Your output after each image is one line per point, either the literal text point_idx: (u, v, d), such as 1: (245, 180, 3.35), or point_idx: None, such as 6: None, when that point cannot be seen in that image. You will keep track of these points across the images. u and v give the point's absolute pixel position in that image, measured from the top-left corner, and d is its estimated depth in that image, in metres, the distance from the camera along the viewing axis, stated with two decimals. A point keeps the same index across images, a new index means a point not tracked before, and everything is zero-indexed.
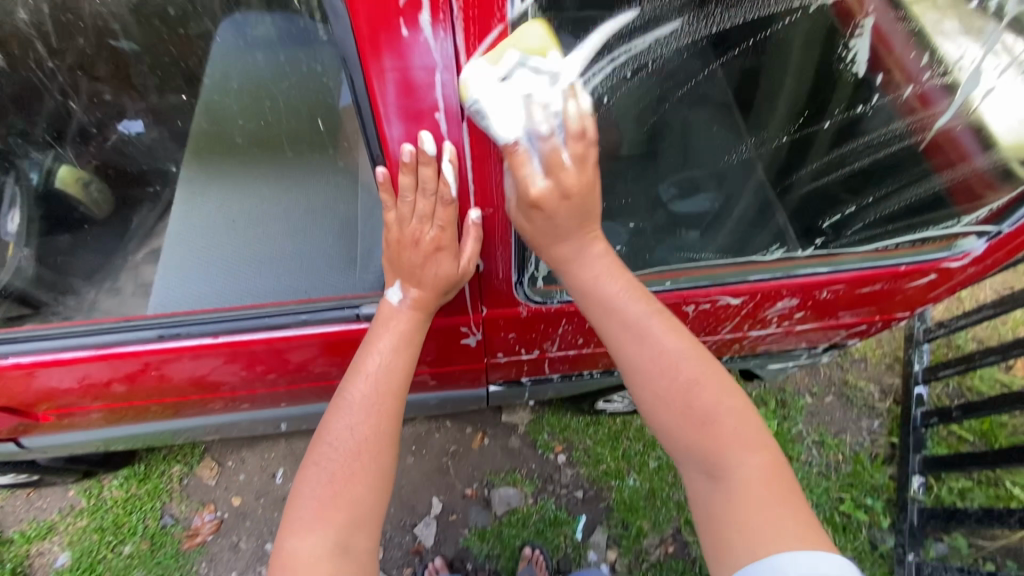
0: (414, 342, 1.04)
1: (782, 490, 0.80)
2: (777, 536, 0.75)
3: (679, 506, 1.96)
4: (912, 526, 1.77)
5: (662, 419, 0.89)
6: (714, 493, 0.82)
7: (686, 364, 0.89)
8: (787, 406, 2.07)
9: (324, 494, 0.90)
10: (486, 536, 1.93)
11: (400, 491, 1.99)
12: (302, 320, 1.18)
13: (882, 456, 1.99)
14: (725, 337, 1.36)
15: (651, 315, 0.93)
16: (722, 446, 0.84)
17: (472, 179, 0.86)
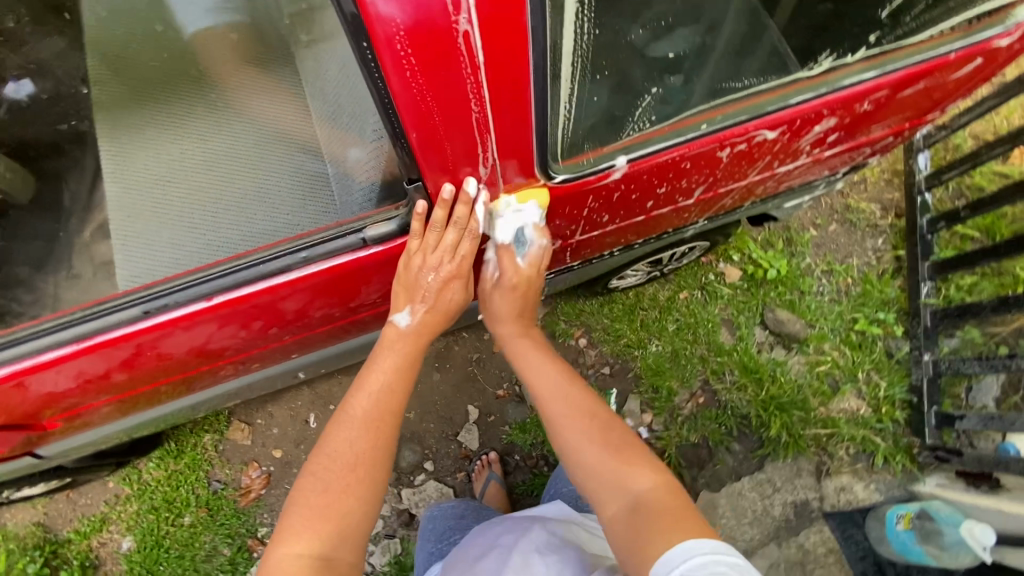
0: (410, 367, 1.12)
1: (677, 508, 0.89)
2: (670, 533, 0.82)
3: (704, 360, 1.97)
4: (926, 329, 1.85)
5: (562, 441, 1.04)
6: (618, 502, 0.93)
7: (571, 402, 1.08)
8: (794, 243, 2.06)
9: (315, 503, 0.93)
10: (527, 428, 1.99)
11: (435, 407, 2.02)
12: (302, 258, 1.05)
13: (890, 271, 2.02)
14: (750, 181, 1.28)
15: (559, 370, 1.14)
16: (613, 467, 0.97)
17: (475, 28, 0.69)
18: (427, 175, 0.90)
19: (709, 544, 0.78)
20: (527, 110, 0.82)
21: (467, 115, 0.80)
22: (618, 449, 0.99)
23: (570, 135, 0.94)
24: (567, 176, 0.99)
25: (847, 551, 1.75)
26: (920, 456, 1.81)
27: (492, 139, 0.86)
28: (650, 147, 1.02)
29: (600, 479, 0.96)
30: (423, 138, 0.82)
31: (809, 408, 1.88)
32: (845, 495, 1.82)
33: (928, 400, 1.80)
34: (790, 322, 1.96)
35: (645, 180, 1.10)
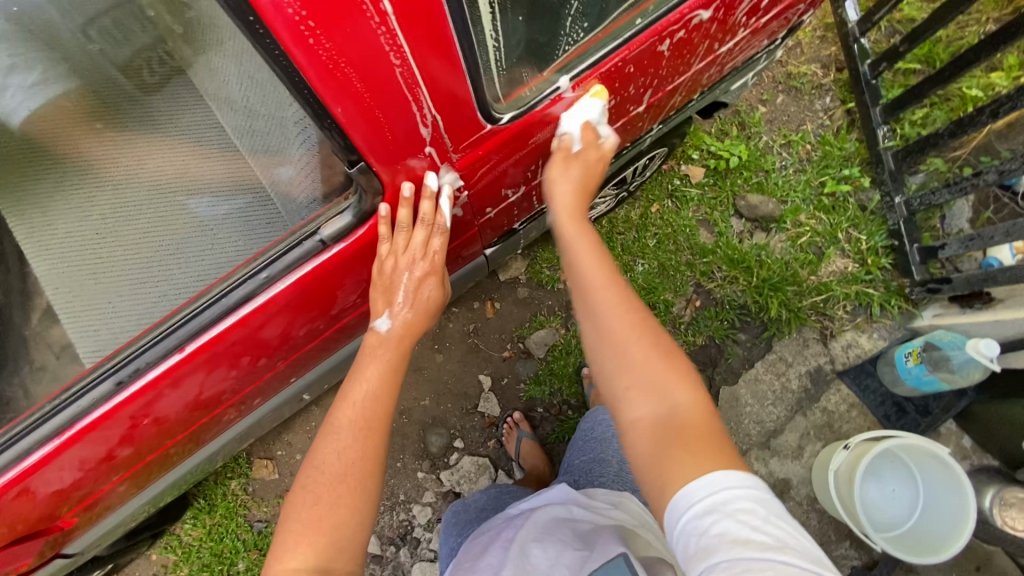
0: (396, 369, 1.08)
1: (706, 430, 0.83)
2: (697, 461, 0.78)
3: (691, 265, 1.99)
4: (892, 172, 1.87)
5: (603, 336, 0.93)
6: (654, 412, 0.86)
7: (624, 297, 0.96)
8: (748, 126, 2.06)
9: (308, 514, 0.91)
10: (542, 380, 2.01)
11: (449, 386, 2.02)
12: (264, 279, 0.99)
13: (845, 126, 2.03)
14: (695, 70, 1.24)
15: (604, 266, 1.01)
16: (657, 375, 0.88)
17: None
18: (365, 148, 0.83)
19: (735, 480, 0.74)
20: (449, 47, 0.76)
21: (388, 67, 0.73)
22: (665, 359, 0.90)
23: (506, 68, 0.90)
24: (513, 112, 0.95)
25: (867, 400, 1.83)
26: (913, 294, 1.84)
27: (423, 89, 0.79)
28: (590, 60, 0.99)
29: (637, 381, 0.88)
30: (347, 107, 0.75)
31: (799, 281, 1.93)
32: (853, 350, 1.88)
33: (908, 240, 1.84)
34: (762, 205, 1.99)
35: (594, 96, 1.06)
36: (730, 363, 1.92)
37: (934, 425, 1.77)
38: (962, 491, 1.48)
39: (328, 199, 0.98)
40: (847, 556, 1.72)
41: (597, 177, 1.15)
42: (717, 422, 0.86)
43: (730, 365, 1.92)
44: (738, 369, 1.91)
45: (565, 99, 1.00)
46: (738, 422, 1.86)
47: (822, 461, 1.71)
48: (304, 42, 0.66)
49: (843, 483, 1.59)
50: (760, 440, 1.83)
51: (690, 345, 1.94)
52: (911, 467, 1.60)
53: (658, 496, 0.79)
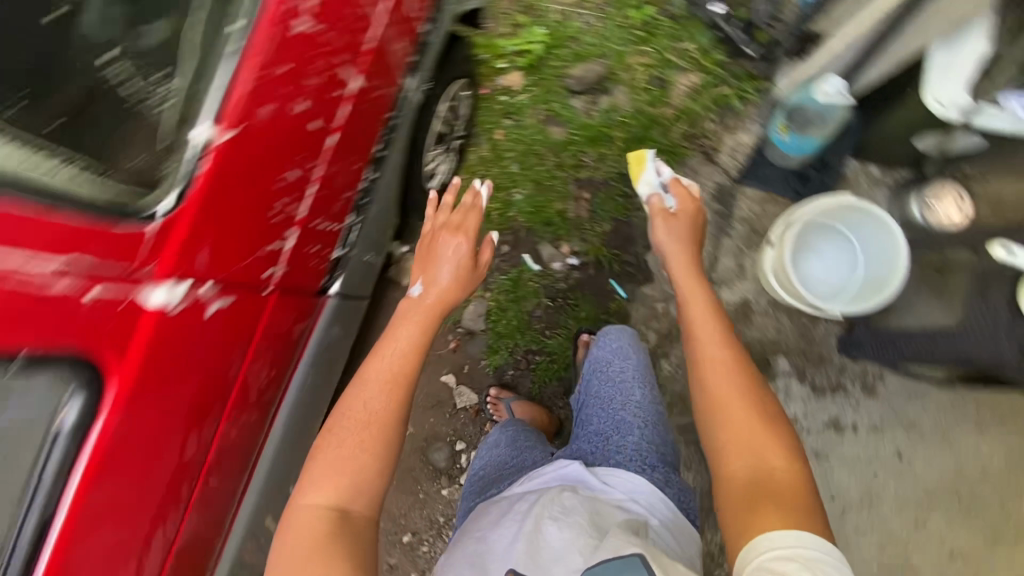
0: (427, 323, 1.31)
1: (797, 489, 1.10)
2: (779, 515, 1.01)
3: (560, 165, 1.96)
4: None
5: (717, 415, 1.23)
6: (754, 474, 1.13)
7: (739, 377, 1.25)
8: (534, 6, 1.94)
9: (331, 458, 1.12)
10: (497, 346, 1.99)
11: (422, 403, 2.00)
12: (46, 493, 0.86)
13: None
14: (379, 18, 1.12)
15: (717, 347, 1.30)
16: (761, 443, 1.17)
17: None
18: (44, 340, 0.79)
19: (808, 540, 0.95)
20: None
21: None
22: (771, 431, 1.18)
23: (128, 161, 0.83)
24: (174, 193, 0.86)
25: (773, 189, 1.82)
26: (761, 71, 1.83)
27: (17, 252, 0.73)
28: (216, 88, 0.88)
29: (739, 447, 1.17)
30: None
31: (659, 120, 1.89)
32: (738, 151, 1.87)
33: (726, 25, 1.79)
34: (588, 73, 1.94)
35: (264, 119, 0.96)
36: (643, 231, 1.91)
37: (838, 175, 1.78)
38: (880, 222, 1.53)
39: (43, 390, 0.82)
40: (827, 331, 1.77)
41: (693, 221, 1.57)
42: (806, 483, 1.12)
43: (644, 233, 1.91)
44: None
45: (225, 144, 0.90)
46: None
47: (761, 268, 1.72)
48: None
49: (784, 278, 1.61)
50: None
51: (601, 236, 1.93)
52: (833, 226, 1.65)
53: (739, 539, 1.03)
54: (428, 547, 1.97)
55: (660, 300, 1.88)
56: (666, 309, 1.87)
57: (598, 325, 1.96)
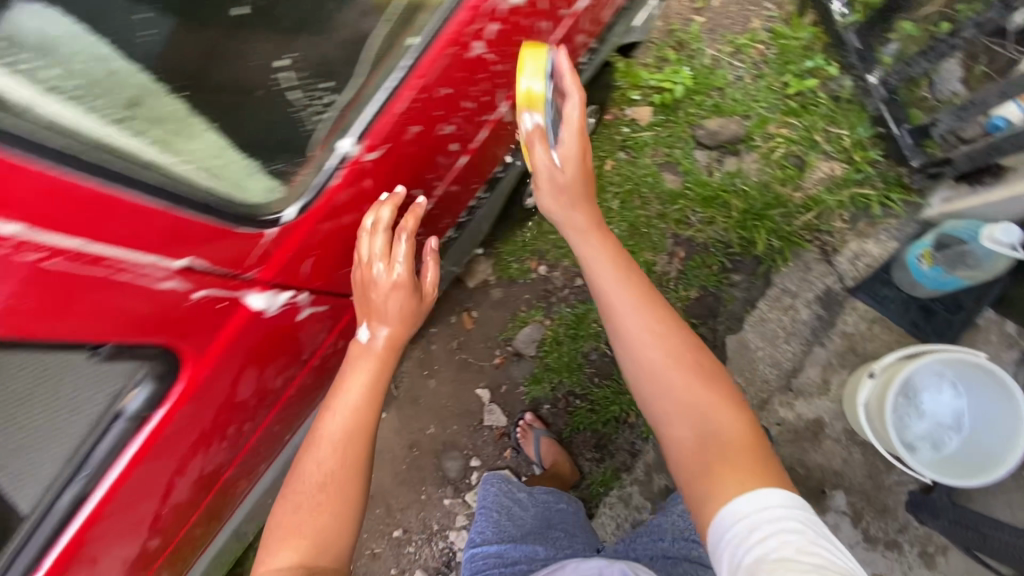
0: (706, 372, 0.92)
1: (751, 452, 0.83)
2: (737, 483, 0.78)
3: (663, 215, 1.81)
4: (859, 51, 1.63)
5: (641, 383, 0.94)
6: (720, 424, 0.86)
7: (670, 340, 0.95)
8: (686, 43, 1.83)
9: (304, 510, 0.92)
10: (540, 377, 1.91)
11: (449, 409, 1.95)
12: (88, 479, 0.89)
13: (797, 11, 1.79)
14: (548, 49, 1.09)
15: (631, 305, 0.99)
16: (705, 405, 0.88)
17: None
18: (87, 337, 0.72)
19: (778, 497, 0.75)
20: (74, 186, 0.62)
21: (26, 261, 0.61)
22: (704, 380, 0.90)
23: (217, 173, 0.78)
24: (298, 204, 0.87)
25: (889, 313, 1.63)
26: (913, 183, 1.62)
27: (88, 250, 0.66)
28: (371, 109, 0.88)
29: (688, 411, 0.89)
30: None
31: (783, 200, 1.73)
32: (858, 258, 1.68)
33: (894, 124, 1.59)
34: (724, 128, 1.78)
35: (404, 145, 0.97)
36: (730, 309, 1.75)
37: (968, 320, 1.58)
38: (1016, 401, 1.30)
39: (117, 369, 0.82)
40: (901, 482, 1.59)
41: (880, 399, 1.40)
42: (762, 441, 0.86)
43: (730, 311, 1.75)
44: (739, 313, 1.74)
45: (363, 162, 0.91)
46: (753, 371, 1.70)
47: (849, 391, 1.57)
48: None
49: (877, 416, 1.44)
50: (780, 381, 1.68)
51: (684, 301, 1.77)
52: (982, 391, 1.39)
53: (700, 508, 0.81)
54: (414, 548, 1.94)
55: None
56: None
57: None
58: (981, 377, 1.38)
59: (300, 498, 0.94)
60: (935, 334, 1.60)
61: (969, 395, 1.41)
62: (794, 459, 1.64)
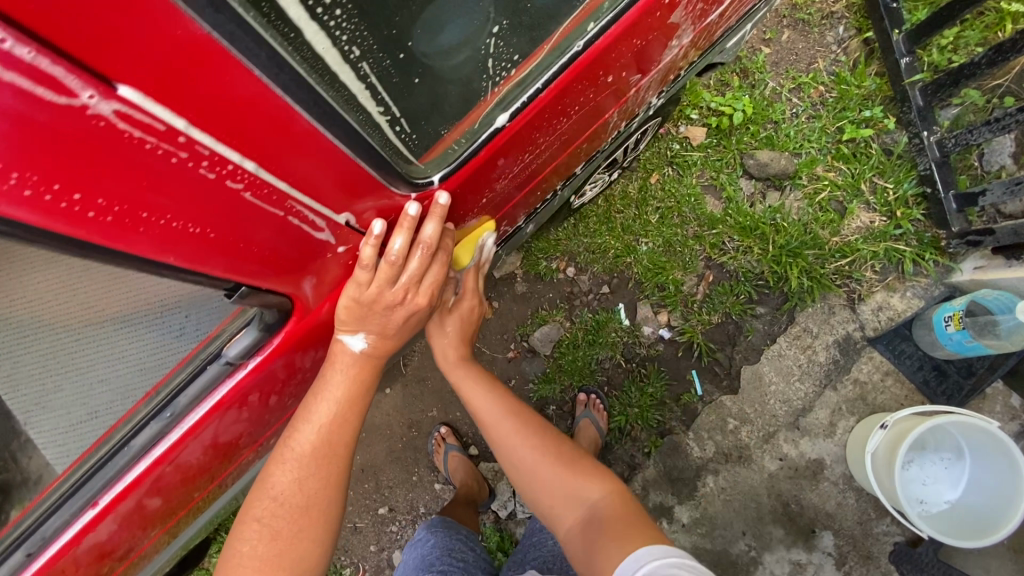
0: (618, 501, 0.98)
1: (625, 518, 0.93)
2: (620, 545, 0.85)
3: (699, 237, 1.81)
4: (920, 110, 1.66)
5: (538, 485, 1.04)
6: (585, 510, 0.97)
7: (579, 467, 1.04)
8: (750, 72, 1.84)
9: (266, 551, 0.90)
10: (551, 378, 1.87)
11: (454, 394, 1.93)
12: (168, 419, 0.98)
13: (863, 59, 1.81)
14: (666, 62, 1.10)
15: (512, 431, 1.11)
16: (563, 482, 1.02)
17: (204, 135, 0.53)
18: (227, 271, 0.68)
19: (672, 553, 0.80)
20: (295, 120, 0.58)
21: (223, 187, 0.59)
22: (568, 474, 1.03)
23: (399, 120, 0.72)
24: (439, 173, 0.82)
25: (906, 368, 1.67)
26: (949, 247, 1.66)
27: (278, 188, 0.64)
28: (528, 92, 0.85)
29: (561, 497, 1.01)
30: (136, 238, 0.57)
31: (821, 242, 1.75)
32: (881, 310, 1.71)
33: (942, 187, 1.63)
34: (774, 162, 1.78)
35: (540, 127, 0.94)
36: (750, 340, 1.77)
37: (978, 388, 1.62)
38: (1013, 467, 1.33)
39: (229, 312, 0.91)
40: (888, 532, 1.62)
41: (886, 454, 1.46)
42: (641, 516, 0.92)
43: (750, 342, 1.77)
44: (759, 345, 1.76)
45: (506, 138, 0.88)
46: (763, 403, 1.72)
47: (857, 438, 1.60)
48: (35, 196, 0.48)
49: (882, 466, 1.48)
50: (791, 418, 1.70)
51: (705, 323, 1.79)
52: (979, 448, 1.43)
53: (587, 565, 0.88)
54: (396, 528, 1.91)
55: (736, 416, 1.73)
56: (737, 429, 1.72)
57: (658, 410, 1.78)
58: (981, 438, 1.41)
59: (280, 523, 0.91)
60: (944, 395, 1.63)
61: (967, 450, 1.46)
62: (790, 495, 1.66)
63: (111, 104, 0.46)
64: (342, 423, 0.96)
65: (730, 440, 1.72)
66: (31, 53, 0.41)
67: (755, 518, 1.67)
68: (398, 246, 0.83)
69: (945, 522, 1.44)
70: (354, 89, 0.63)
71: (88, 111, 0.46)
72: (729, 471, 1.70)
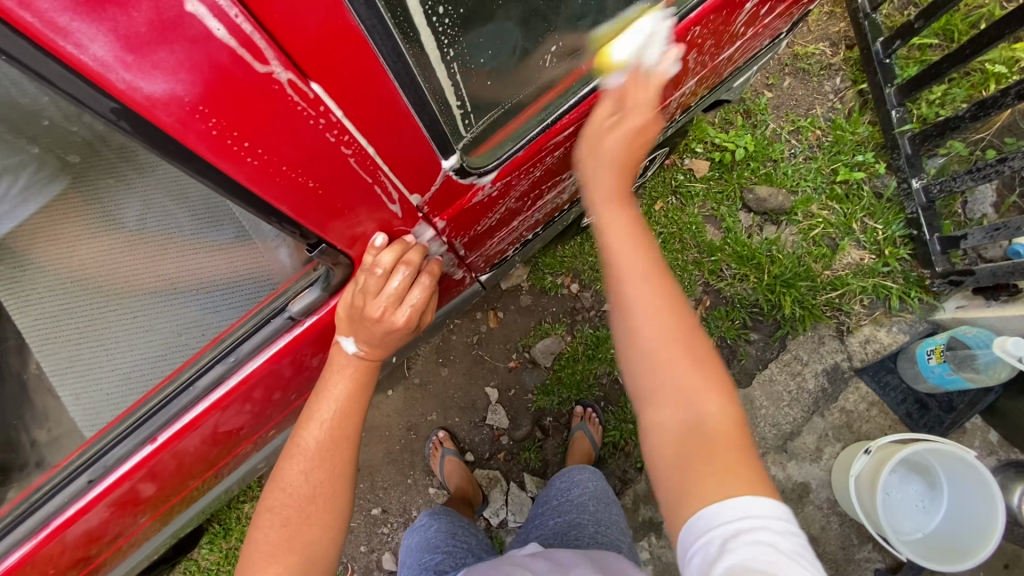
0: (684, 311, 0.79)
1: (733, 446, 0.72)
2: (720, 476, 0.68)
3: (699, 263, 1.90)
4: (909, 157, 1.79)
5: (633, 364, 0.78)
6: (676, 415, 0.74)
7: (678, 312, 0.78)
8: (753, 113, 1.97)
9: (275, 536, 0.89)
10: (550, 389, 1.93)
11: (454, 400, 1.98)
12: (231, 363, 1.07)
13: (857, 108, 1.95)
14: (684, 92, 1.22)
15: (648, 274, 0.79)
16: (689, 383, 0.75)
17: (339, 108, 0.61)
18: (319, 228, 0.75)
19: (765, 507, 0.64)
20: (398, 102, 0.65)
21: (339, 152, 0.66)
22: (691, 363, 0.76)
23: (469, 114, 0.81)
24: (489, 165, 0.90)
25: (892, 399, 1.74)
26: (933, 286, 1.76)
27: (378, 161, 0.71)
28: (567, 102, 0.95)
29: (670, 384, 0.75)
30: (267, 187, 0.65)
31: (814, 275, 1.84)
32: (867, 344, 1.80)
33: (928, 230, 1.74)
34: (772, 197, 1.89)
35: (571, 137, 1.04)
36: (743, 364, 1.84)
37: (959, 422, 1.70)
38: (990, 502, 1.39)
39: (295, 272, 0.97)
40: (870, 559, 1.66)
41: (870, 476, 1.52)
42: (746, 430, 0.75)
43: (743, 366, 1.84)
44: (752, 369, 1.83)
45: (542, 142, 0.97)
46: (753, 426, 1.78)
47: (842, 462, 1.66)
48: (212, 135, 0.56)
49: (865, 489, 1.53)
50: (780, 441, 1.76)
51: None
52: (954, 473, 1.50)
53: (672, 516, 0.70)
54: (388, 530, 1.93)
55: None
56: None
57: None
58: (956, 465, 1.48)
59: (287, 511, 0.90)
60: (925, 427, 1.71)
61: (943, 477, 1.53)
62: None
63: (284, 74, 0.54)
64: (345, 421, 0.97)
65: None
66: (247, 23, 0.49)
67: None
68: (386, 260, 0.86)
69: (926, 549, 1.49)
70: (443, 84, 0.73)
71: (265, 78, 0.54)
72: None
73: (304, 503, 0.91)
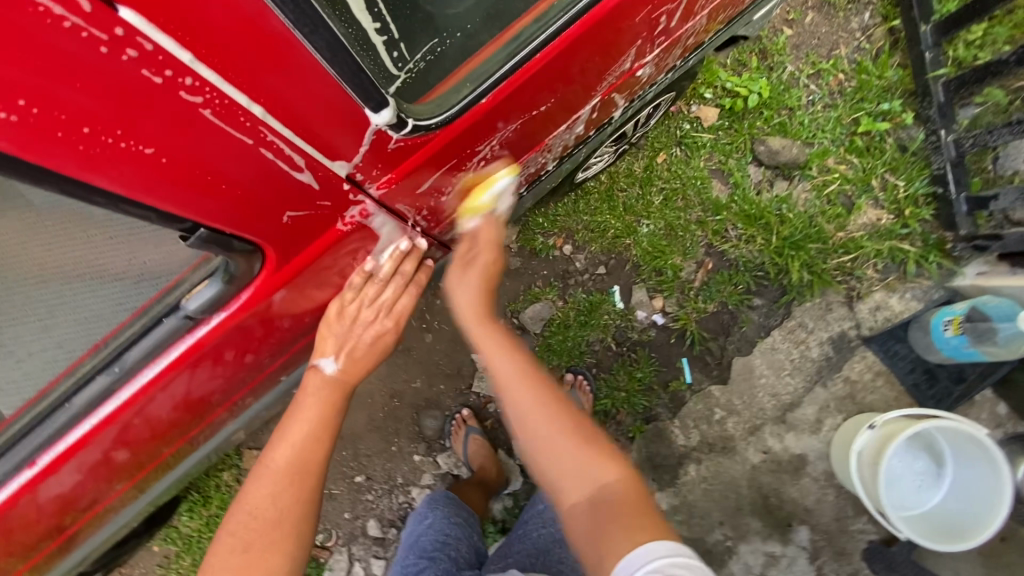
0: (577, 426, 0.83)
1: (637, 504, 0.75)
2: (626, 532, 0.69)
3: (702, 223, 1.75)
4: (941, 106, 1.62)
5: (536, 424, 0.83)
6: (571, 467, 0.79)
7: (558, 411, 0.84)
8: (770, 54, 1.77)
9: (235, 564, 0.80)
10: (540, 357, 1.82)
11: (439, 366, 1.88)
12: (118, 374, 0.94)
13: (886, 49, 1.75)
14: (694, 26, 1.04)
15: (525, 379, 0.87)
16: (580, 451, 0.80)
17: (161, 43, 0.51)
18: (174, 203, 0.66)
19: (665, 547, 0.65)
20: (260, 22, 0.55)
21: (178, 100, 0.57)
22: (581, 441, 0.81)
23: (397, 44, 0.71)
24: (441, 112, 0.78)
25: (899, 369, 1.65)
26: (954, 250, 1.64)
27: (246, 110, 0.62)
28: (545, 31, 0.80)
29: (561, 461, 0.80)
30: (75, 156, 0.55)
31: (825, 236, 1.71)
32: (877, 311, 1.68)
33: (955, 187, 1.59)
34: (785, 149, 1.71)
35: (551, 81, 0.89)
36: (744, 331, 1.73)
37: (968, 394, 1.61)
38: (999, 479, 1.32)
39: (184, 265, 0.85)
40: (864, 531, 1.62)
41: (871, 453, 1.45)
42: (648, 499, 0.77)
43: (743, 334, 1.73)
44: (753, 337, 1.73)
45: (514, 84, 0.83)
46: (751, 396, 1.70)
47: (843, 435, 1.58)
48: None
49: (866, 465, 1.46)
50: (779, 412, 1.68)
51: (700, 312, 1.74)
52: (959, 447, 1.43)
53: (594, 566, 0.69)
54: (372, 497, 1.88)
55: (723, 407, 1.70)
56: (723, 420, 1.70)
57: (644, 395, 1.75)
58: (963, 442, 1.41)
59: (250, 537, 0.82)
60: (932, 399, 1.63)
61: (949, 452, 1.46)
62: (771, 488, 1.66)
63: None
64: (315, 444, 0.92)
65: (715, 431, 1.70)
66: None
67: (734, 509, 1.66)
68: None
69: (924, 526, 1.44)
70: (349, 2, 0.64)
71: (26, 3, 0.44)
72: (712, 461, 1.69)
73: (268, 529, 0.83)
